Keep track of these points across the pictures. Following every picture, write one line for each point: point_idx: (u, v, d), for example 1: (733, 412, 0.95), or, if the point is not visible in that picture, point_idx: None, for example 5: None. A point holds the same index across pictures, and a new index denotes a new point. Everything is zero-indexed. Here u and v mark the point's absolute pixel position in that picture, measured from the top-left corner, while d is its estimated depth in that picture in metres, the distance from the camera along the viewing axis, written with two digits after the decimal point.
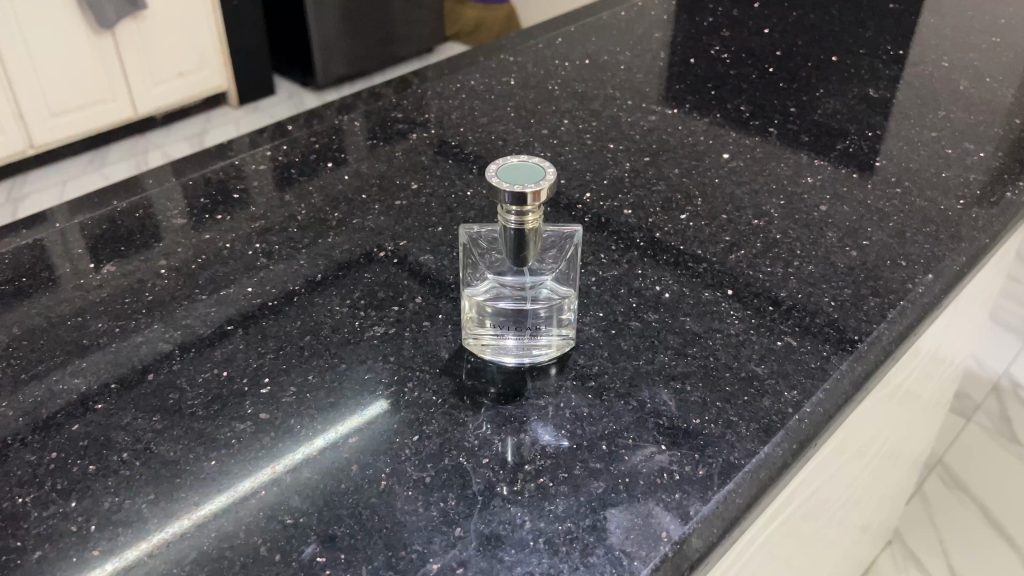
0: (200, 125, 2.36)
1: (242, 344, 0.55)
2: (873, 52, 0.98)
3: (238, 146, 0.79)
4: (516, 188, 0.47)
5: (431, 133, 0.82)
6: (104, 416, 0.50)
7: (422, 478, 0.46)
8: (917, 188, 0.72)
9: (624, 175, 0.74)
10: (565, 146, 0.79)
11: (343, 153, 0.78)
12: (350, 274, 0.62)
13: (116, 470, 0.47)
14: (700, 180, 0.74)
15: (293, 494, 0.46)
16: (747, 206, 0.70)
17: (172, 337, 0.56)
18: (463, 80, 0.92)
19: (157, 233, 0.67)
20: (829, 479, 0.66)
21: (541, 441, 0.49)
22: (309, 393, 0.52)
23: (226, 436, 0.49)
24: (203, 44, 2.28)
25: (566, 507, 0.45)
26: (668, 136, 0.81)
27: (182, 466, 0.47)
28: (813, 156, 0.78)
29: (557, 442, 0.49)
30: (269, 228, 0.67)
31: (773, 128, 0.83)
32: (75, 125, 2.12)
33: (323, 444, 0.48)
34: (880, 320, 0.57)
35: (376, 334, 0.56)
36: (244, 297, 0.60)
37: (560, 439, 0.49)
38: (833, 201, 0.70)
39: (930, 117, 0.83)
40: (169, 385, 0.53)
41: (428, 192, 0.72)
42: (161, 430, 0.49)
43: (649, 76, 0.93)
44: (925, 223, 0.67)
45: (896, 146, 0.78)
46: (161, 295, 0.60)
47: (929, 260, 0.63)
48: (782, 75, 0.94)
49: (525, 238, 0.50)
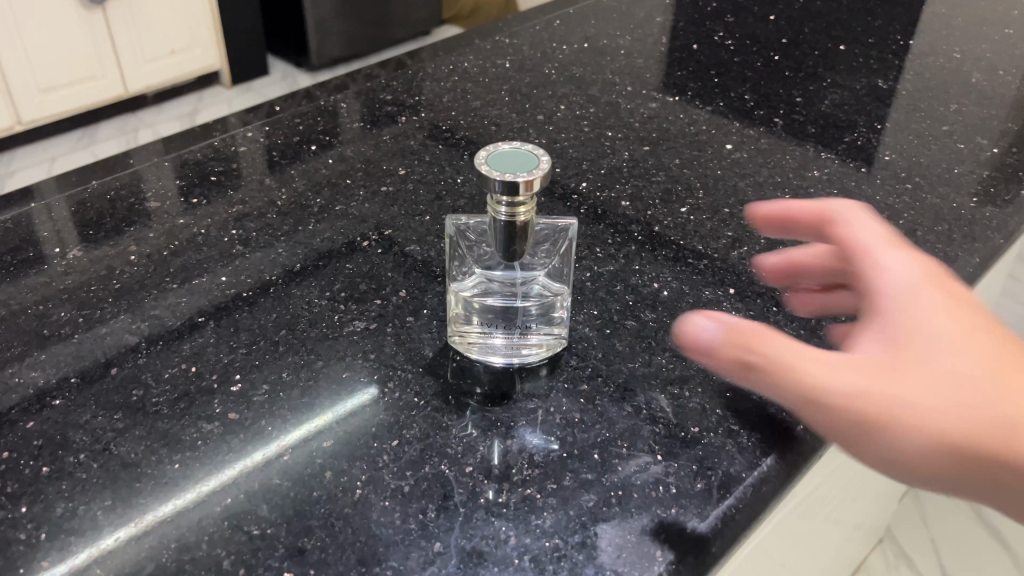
0: (191, 104, 2.31)
1: (213, 338, 0.52)
2: (882, 41, 0.95)
3: (220, 126, 0.75)
4: (507, 177, 0.43)
5: (421, 116, 0.78)
6: (62, 413, 0.47)
7: (401, 487, 0.43)
8: (928, 185, 0.69)
9: (623, 165, 0.71)
10: (561, 133, 0.76)
11: (329, 135, 0.74)
12: (331, 265, 0.58)
13: (71, 473, 0.44)
14: (702, 171, 0.70)
15: (261, 502, 0.42)
16: (751, 200, 0.67)
17: (138, 329, 0.53)
18: (457, 61, 0.88)
19: (129, 217, 0.64)
20: (826, 483, 0.63)
21: (529, 448, 0.46)
22: (282, 393, 0.48)
23: (192, 438, 0.46)
24: (196, 22, 2.23)
25: (554, 522, 0.42)
26: (669, 125, 0.77)
27: (143, 469, 0.44)
28: (820, 148, 0.74)
29: (546, 448, 0.46)
30: (246, 214, 0.64)
31: (779, 118, 0.79)
32: (63, 102, 2.07)
33: (295, 448, 0.45)
34: None
35: (356, 329, 0.53)
36: (217, 287, 0.56)
37: (549, 446, 0.46)
38: (841, 196, 0.67)
39: (941, 110, 0.80)
40: (133, 380, 0.49)
41: (416, 178, 0.69)
42: (122, 429, 0.46)
43: (650, 62, 0.89)
44: (937, 221, 0.64)
45: (905, 140, 0.75)
46: (129, 283, 0.57)
47: (942, 260, 0.60)
48: (788, 63, 0.90)
49: (516, 231, 0.46)
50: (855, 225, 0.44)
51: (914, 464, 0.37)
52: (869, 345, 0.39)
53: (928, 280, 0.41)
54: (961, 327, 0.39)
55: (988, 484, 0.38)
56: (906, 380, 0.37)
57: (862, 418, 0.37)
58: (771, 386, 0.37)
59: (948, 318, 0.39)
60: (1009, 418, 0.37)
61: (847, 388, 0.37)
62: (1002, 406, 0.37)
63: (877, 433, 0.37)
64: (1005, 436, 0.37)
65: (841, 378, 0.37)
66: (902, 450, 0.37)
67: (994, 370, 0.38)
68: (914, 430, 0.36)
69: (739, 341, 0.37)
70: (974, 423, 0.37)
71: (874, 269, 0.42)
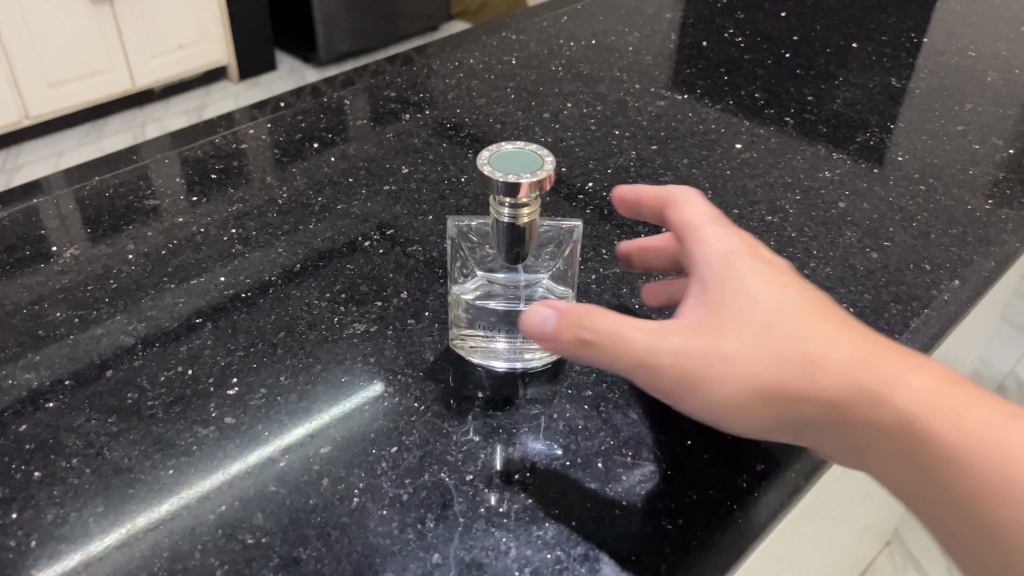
0: (197, 99, 2.30)
1: (211, 340, 0.51)
2: (895, 39, 0.93)
3: (221, 123, 0.74)
4: (510, 178, 0.42)
5: (425, 113, 0.77)
6: (55, 416, 0.46)
7: (399, 495, 0.42)
8: (942, 186, 0.67)
9: (630, 164, 0.69)
10: (567, 131, 0.74)
11: (331, 133, 0.73)
12: (331, 265, 0.57)
13: (63, 478, 0.43)
14: (711, 171, 0.69)
15: (257, 510, 0.41)
16: (761, 201, 0.65)
17: (134, 330, 0.52)
18: (462, 58, 0.87)
19: (127, 214, 0.63)
20: (836, 489, 0.61)
21: (532, 454, 0.44)
22: (280, 397, 0.47)
23: (187, 442, 0.45)
24: (203, 16, 2.22)
25: (556, 533, 0.41)
26: (678, 124, 0.76)
27: (136, 474, 0.43)
28: (831, 148, 0.73)
29: (550, 455, 0.45)
30: (246, 212, 0.63)
31: (789, 117, 0.78)
32: (70, 97, 2.06)
33: (292, 454, 0.44)
34: (903, 329, 0.53)
35: (356, 332, 0.52)
36: (215, 287, 0.55)
37: (552, 451, 0.45)
38: (853, 197, 0.66)
39: (956, 109, 0.78)
40: (128, 383, 0.48)
41: (419, 176, 0.68)
42: (116, 433, 0.45)
43: (658, 59, 0.88)
44: (951, 223, 0.63)
45: (919, 139, 0.74)
46: (126, 283, 0.56)
47: (956, 264, 0.58)
48: (800, 60, 0.89)
49: (520, 233, 0.45)
50: (685, 204, 0.47)
51: (741, 414, 0.39)
52: (692, 312, 0.40)
53: (747, 246, 0.43)
54: (775, 281, 0.40)
55: (819, 425, 0.38)
56: (719, 329, 0.39)
57: (680, 368, 0.38)
58: (608, 359, 0.39)
59: (761, 274, 0.40)
60: (823, 358, 0.38)
61: (666, 344, 0.38)
62: (815, 344, 0.38)
63: (697, 389, 0.38)
64: (821, 373, 0.38)
65: (664, 337, 0.38)
66: (723, 397, 0.38)
67: (808, 314, 0.39)
68: (728, 375, 0.38)
69: (575, 321, 0.39)
70: (788, 361, 0.38)
71: (698, 242, 0.43)
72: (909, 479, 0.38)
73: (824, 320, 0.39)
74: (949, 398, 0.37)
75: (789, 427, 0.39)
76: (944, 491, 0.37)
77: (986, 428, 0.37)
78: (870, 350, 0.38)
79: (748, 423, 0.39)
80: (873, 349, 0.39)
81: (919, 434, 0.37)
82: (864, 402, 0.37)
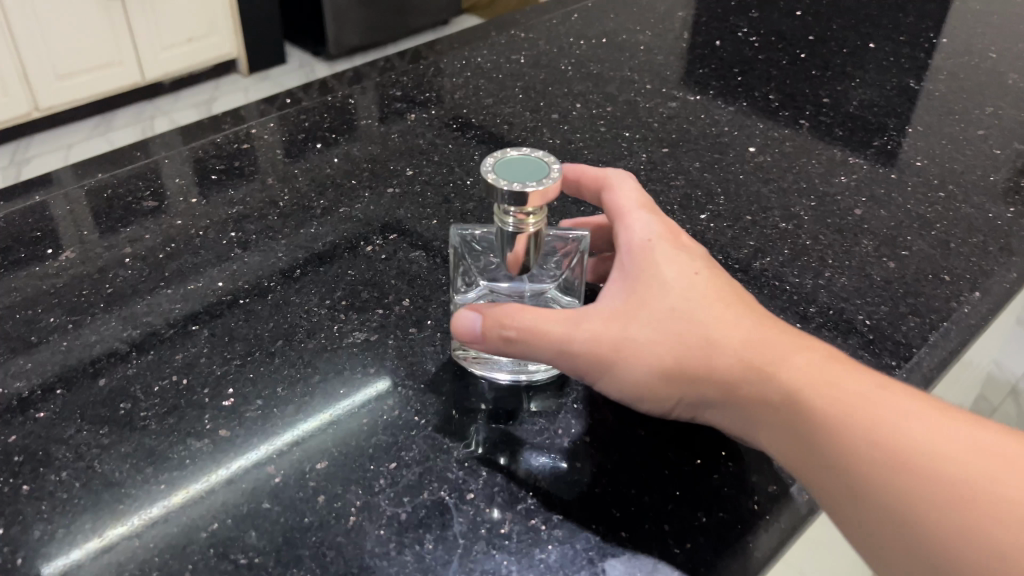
0: (206, 93, 2.29)
1: (207, 348, 0.50)
2: (914, 39, 0.91)
3: (223, 121, 0.73)
4: (515, 187, 0.40)
5: (432, 113, 0.75)
6: (46, 426, 0.45)
7: (397, 514, 0.41)
8: (962, 193, 0.65)
9: (640, 168, 0.68)
10: (576, 133, 0.73)
11: (335, 133, 0.72)
12: (332, 271, 0.56)
13: (52, 492, 0.42)
14: (723, 175, 0.67)
15: (250, 528, 0.40)
16: (774, 207, 0.64)
17: (129, 336, 0.51)
18: (470, 56, 0.85)
19: (125, 216, 0.61)
20: None
21: (536, 466, 0.43)
22: (276, 409, 0.46)
23: (180, 455, 0.43)
24: (212, 9, 2.21)
25: (560, 556, 0.39)
26: (690, 126, 0.74)
27: (126, 489, 0.42)
28: (847, 152, 0.71)
29: (554, 465, 0.43)
30: (246, 215, 0.62)
31: (805, 119, 0.76)
32: (79, 90, 2.05)
33: (288, 470, 0.43)
34: (922, 344, 0.51)
35: (356, 341, 0.50)
36: (213, 293, 0.54)
37: (557, 462, 0.43)
38: (869, 204, 0.64)
39: (976, 113, 0.76)
40: (121, 392, 0.47)
41: (424, 179, 0.66)
42: (107, 446, 0.44)
43: (670, 58, 0.86)
44: (971, 232, 0.61)
45: (938, 144, 0.72)
46: (122, 288, 0.54)
47: (977, 275, 0.57)
48: (815, 61, 0.87)
49: (524, 243, 0.44)
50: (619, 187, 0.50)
51: (649, 391, 0.42)
52: (610, 296, 0.44)
53: (666, 232, 0.47)
54: (685, 270, 0.44)
55: (719, 402, 0.42)
56: (629, 315, 0.43)
57: (592, 353, 0.42)
58: (531, 349, 0.42)
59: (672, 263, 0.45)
60: (720, 341, 0.42)
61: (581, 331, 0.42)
62: (714, 327, 0.42)
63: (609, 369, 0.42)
64: (717, 354, 0.41)
65: (578, 324, 0.42)
66: (633, 377, 0.42)
67: (711, 300, 0.43)
68: (635, 358, 0.42)
69: (499, 320, 0.42)
70: (688, 343, 0.42)
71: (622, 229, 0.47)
72: (793, 450, 0.39)
73: (725, 307, 0.43)
74: (834, 373, 0.39)
75: (693, 404, 0.43)
76: (823, 460, 0.38)
77: (862, 400, 0.38)
78: (765, 332, 0.42)
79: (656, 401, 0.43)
80: (769, 332, 0.42)
81: (800, 406, 0.39)
82: (752, 378, 0.40)
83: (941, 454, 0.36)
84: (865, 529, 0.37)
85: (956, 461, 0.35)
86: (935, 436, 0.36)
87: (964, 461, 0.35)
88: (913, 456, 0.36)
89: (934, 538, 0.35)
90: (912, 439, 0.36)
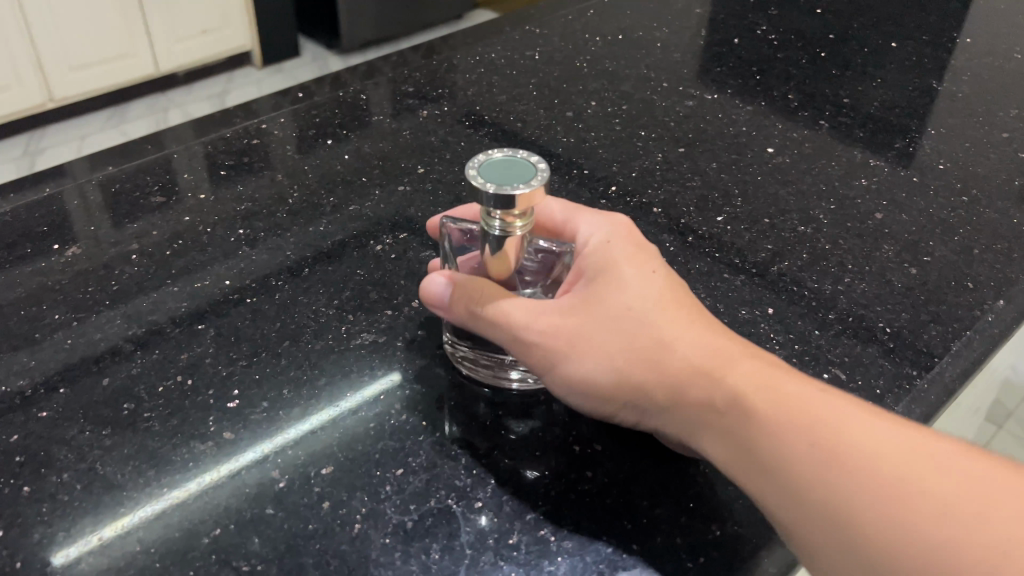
0: (219, 85, 2.29)
1: (213, 348, 0.49)
2: (936, 38, 0.89)
3: (232, 115, 0.72)
4: (501, 190, 0.39)
5: (444, 110, 0.74)
6: (48, 427, 0.44)
7: (404, 522, 0.40)
8: (986, 198, 0.64)
9: (655, 168, 0.66)
10: (591, 131, 0.71)
11: (346, 129, 0.71)
12: (341, 270, 0.55)
13: (52, 494, 0.41)
14: (741, 177, 0.66)
15: (253, 535, 0.39)
16: (793, 210, 0.62)
17: (134, 335, 0.50)
18: (483, 52, 0.84)
19: (132, 211, 0.60)
20: None
21: (532, 470, 0.43)
22: (282, 411, 0.45)
23: (183, 458, 0.43)
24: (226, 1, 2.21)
25: (569, 568, 0.38)
26: (706, 125, 0.73)
27: (128, 492, 0.41)
28: (868, 154, 0.69)
29: (551, 472, 0.42)
30: (255, 212, 0.61)
31: (824, 120, 0.75)
32: (92, 81, 2.05)
33: (291, 475, 0.42)
34: (944, 353, 0.50)
35: (364, 343, 0.50)
36: (220, 291, 0.53)
37: (554, 469, 0.43)
38: (890, 208, 0.62)
39: (1001, 115, 0.75)
40: (125, 393, 0.46)
41: (435, 177, 0.65)
42: (109, 447, 0.43)
43: (687, 56, 0.85)
44: (995, 239, 0.59)
45: (961, 146, 0.70)
46: (127, 285, 0.54)
47: (1001, 283, 0.55)
48: (835, 60, 0.85)
49: (508, 246, 0.43)
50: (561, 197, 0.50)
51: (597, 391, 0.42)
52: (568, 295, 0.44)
53: (624, 234, 0.47)
54: (644, 273, 0.44)
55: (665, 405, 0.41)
56: (581, 313, 0.43)
57: (543, 344, 0.42)
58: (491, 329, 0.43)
59: (632, 266, 0.44)
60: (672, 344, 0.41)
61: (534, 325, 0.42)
62: (664, 327, 0.41)
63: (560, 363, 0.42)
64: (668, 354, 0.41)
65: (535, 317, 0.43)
66: (582, 373, 0.42)
67: (662, 301, 0.43)
68: (587, 355, 0.42)
69: (467, 294, 0.44)
70: (636, 343, 0.41)
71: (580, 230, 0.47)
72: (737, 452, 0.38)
73: (676, 309, 0.42)
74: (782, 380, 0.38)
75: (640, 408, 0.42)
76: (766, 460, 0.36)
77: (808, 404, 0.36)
78: (717, 339, 0.41)
79: (601, 401, 0.42)
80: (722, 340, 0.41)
81: (746, 407, 0.37)
82: (698, 377, 0.39)
83: (886, 459, 0.34)
84: (801, 534, 0.35)
85: (900, 464, 0.34)
86: (878, 438, 0.35)
87: (905, 461, 0.34)
88: (854, 456, 0.34)
89: (871, 539, 0.33)
90: (857, 441, 0.35)
